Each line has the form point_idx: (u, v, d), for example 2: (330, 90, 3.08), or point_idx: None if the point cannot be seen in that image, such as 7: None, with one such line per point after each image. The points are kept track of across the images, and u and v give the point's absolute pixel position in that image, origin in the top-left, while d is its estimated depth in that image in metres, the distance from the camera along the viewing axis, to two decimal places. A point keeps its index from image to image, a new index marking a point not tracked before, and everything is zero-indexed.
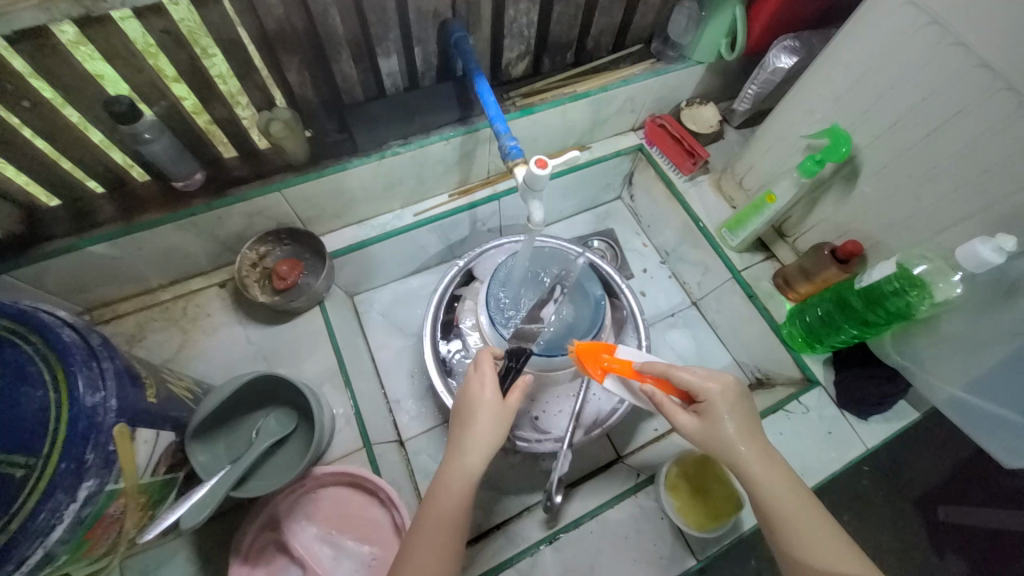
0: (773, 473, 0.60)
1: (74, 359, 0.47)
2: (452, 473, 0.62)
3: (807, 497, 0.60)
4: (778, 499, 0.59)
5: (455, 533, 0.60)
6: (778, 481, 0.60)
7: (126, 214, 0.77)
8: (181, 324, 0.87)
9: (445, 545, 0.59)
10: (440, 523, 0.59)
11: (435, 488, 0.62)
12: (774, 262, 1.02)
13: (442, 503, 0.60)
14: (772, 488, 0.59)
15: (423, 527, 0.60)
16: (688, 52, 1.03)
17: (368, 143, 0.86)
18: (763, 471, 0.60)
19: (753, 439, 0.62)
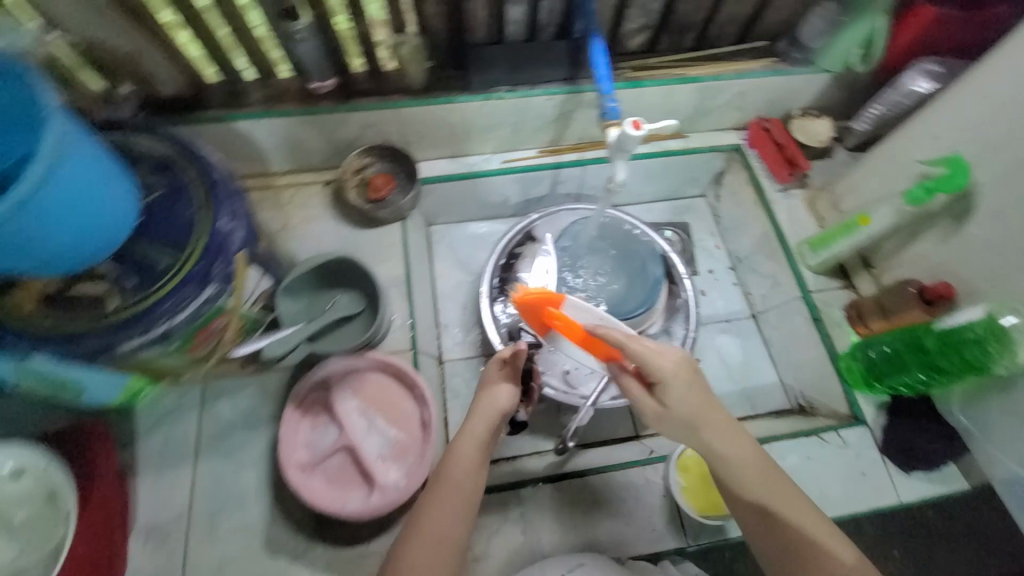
0: (725, 431, 0.62)
1: (219, 190, 0.59)
2: (472, 441, 0.66)
3: (755, 445, 0.63)
4: (730, 455, 0.62)
5: (472, 493, 0.63)
6: (727, 440, 0.62)
7: (268, 102, 0.89)
8: (285, 209, 1.00)
9: (461, 502, 0.62)
10: (459, 485, 0.62)
11: (450, 458, 0.65)
12: (851, 292, 0.98)
13: (458, 469, 0.64)
14: (727, 444, 0.62)
15: (442, 487, 0.62)
16: (815, 57, 0.99)
17: (479, 83, 0.92)
18: (717, 431, 0.62)
19: (698, 392, 0.63)
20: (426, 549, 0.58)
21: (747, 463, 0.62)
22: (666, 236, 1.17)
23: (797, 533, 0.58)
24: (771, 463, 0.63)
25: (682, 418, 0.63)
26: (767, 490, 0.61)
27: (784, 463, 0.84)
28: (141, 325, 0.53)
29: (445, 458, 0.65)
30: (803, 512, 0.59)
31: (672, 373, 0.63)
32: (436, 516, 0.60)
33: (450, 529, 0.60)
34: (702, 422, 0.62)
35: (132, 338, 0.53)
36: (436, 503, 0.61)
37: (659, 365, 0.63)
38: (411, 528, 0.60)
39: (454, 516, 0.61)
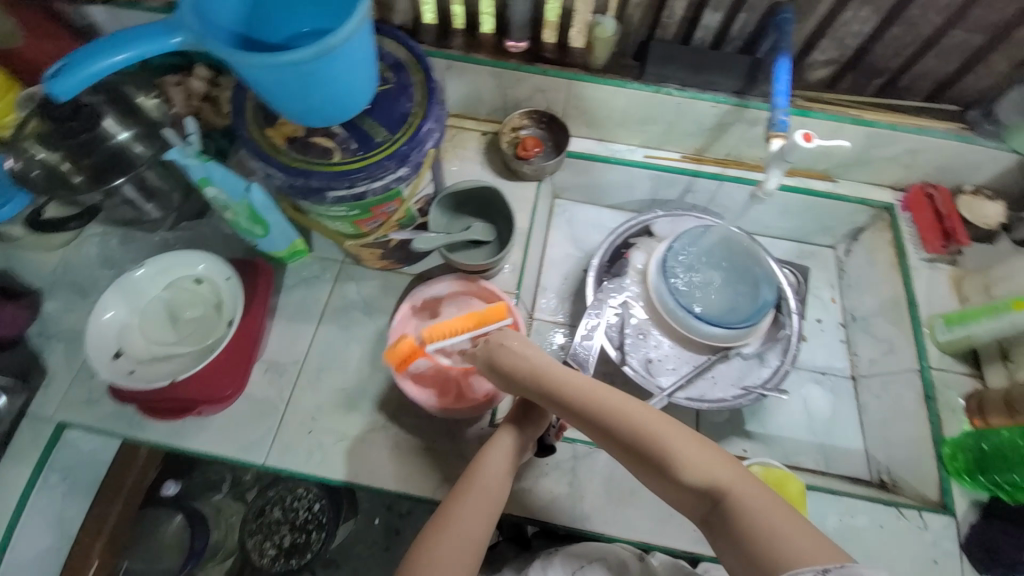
0: (651, 432, 0.61)
1: (434, 97, 0.70)
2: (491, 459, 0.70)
3: (687, 442, 0.61)
4: (657, 454, 0.60)
5: (489, 502, 0.67)
6: (652, 434, 0.61)
7: (467, 49, 1.02)
8: (444, 145, 1.13)
9: (472, 510, 0.66)
10: (481, 492, 0.68)
11: (476, 469, 0.70)
12: (977, 381, 0.92)
13: (481, 482, 0.69)
14: (650, 441, 0.60)
15: (462, 494, 0.68)
16: (1006, 136, 0.95)
17: (652, 76, 0.99)
18: (638, 432, 0.61)
19: (610, 393, 0.64)
20: (444, 539, 0.64)
21: (678, 459, 0.59)
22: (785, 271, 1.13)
23: (745, 525, 0.55)
24: (712, 457, 0.60)
25: (603, 425, 0.62)
26: (705, 483, 0.58)
27: (851, 519, 0.81)
28: (347, 179, 0.65)
29: (463, 475, 0.70)
30: (755, 510, 0.56)
31: (513, 347, 0.70)
32: (461, 518, 0.65)
33: (467, 528, 0.65)
34: (622, 427, 0.61)
35: (338, 187, 0.66)
36: (460, 509, 0.66)
37: (517, 351, 0.69)
38: (439, 518, 0.66)
39: (472, 521, 0.65)
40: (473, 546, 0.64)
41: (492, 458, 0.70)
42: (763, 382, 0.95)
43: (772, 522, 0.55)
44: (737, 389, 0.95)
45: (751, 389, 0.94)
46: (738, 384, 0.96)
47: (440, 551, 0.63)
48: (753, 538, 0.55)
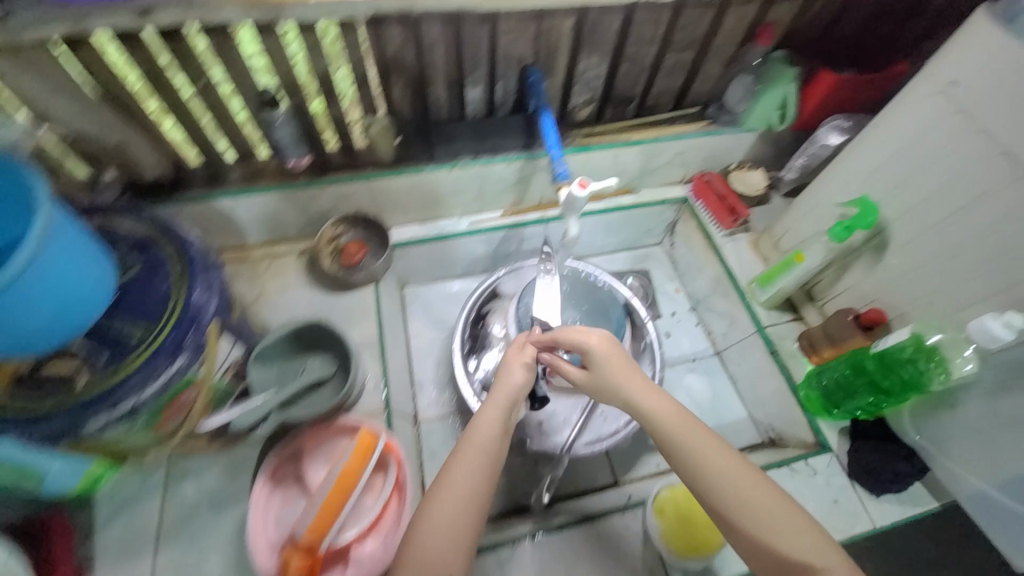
0: (732, 470, 0.60)
1: (196, 266, 0.62)
2: (493, 412, 0.69)
3: (768, 485, 0.60)
4: (731, 488, 0.59)
5: (496, 457, 0.66)
6: (726, 468, 0.60)
7: (246, 180, 0.95)
8: (261, 279, 1.04)
9: (484, 474, 0.64)
10: (483, 445, 0.66)
11: (501, 382, 0.73)
12: (800, 323, 1.04)
13: (483, 432, 0.67)
14: (726, 479, 0.60)
15: (467, 439, 0.67)
16: (742, 118, 1.11)
17: (443, 155, 1.01)
18: (719, 464, 0.61)
19: (690, 423, 0.64)
20: (446, 492, 0.62)
21: (750, 499, 0.59)
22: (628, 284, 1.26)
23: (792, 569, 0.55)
24: (792, 510, 0.58)
25: (674, 445, 0.63)
26: (781, 531, 0.57)
27: None
28: (111, 400, 0.55)
29: (489, 412, 0.69)
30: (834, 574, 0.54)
31: (610, 355, 0.72)
32: (479, 435, 0.66)
33: (463, 516, 0.61)
34: (698, 454, 0.62)
35: (101, 413, 0.55)
36: (458, 460, 0.65)
37: (599, 362, 0.71)
38: (439, 481, 0.64)
39: (476, 477, 0.63)
40: (462, 543, 0.60)
41: (502, 401, 0.71)
42: (646, 399, 0.97)
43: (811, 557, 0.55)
44: (628, 413, 0.93)
45: (639, 406, 0.95)
46: None
47: (421, 547, 0.60)
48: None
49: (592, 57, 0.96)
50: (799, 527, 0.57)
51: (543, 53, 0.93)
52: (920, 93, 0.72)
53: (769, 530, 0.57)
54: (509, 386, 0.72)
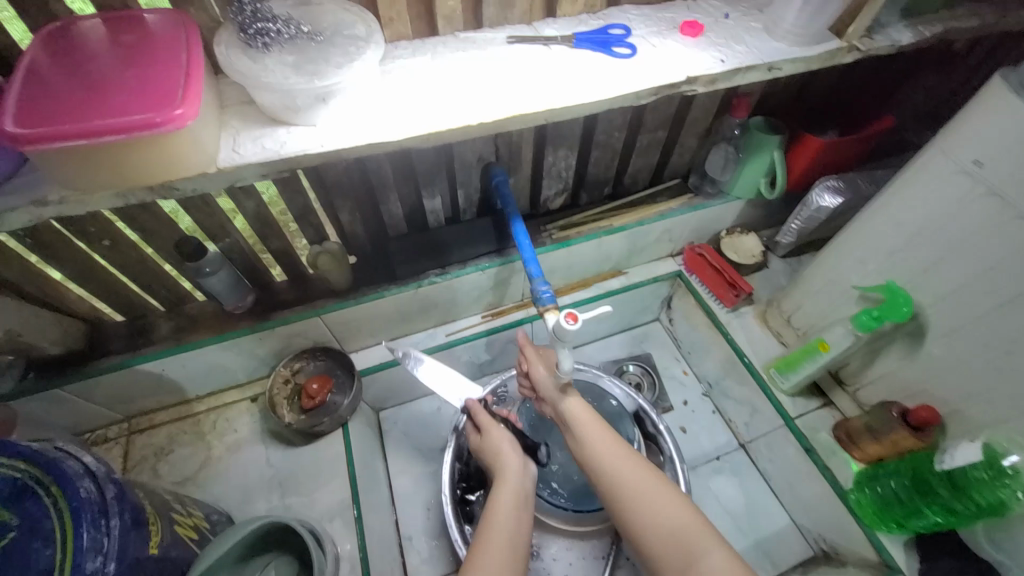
0: (635, 471, 0.65)
1: (83, 518, 0.47)
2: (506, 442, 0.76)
3: (667, 486, 0.64)
4: (632, 487, 0.64)
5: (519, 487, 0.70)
6: (630, 469, 0.65)
7: (177, 333, 0.81)
8: (207, 440, 0.89)
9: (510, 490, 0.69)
10: (505, 481, 0.70)
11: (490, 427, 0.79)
12: (832, 410, 0.92)
13: (508, 490, 0.69)
14: (645, 489, 0.64)
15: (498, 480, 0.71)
16: (727, 187, 1.02)
17: (406, 273, 0.89)
18: (619, 462, 0.67)
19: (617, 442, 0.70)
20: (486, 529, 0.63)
21: (650, 495, 0.63)
22: (629, 374, 1.14)
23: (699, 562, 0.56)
24: (686, 509, 0.61)
25: (586, 447, 0.70)
26: (672, 525, 0.60)
27: None
28: None
29: (505, 442, 0.76)
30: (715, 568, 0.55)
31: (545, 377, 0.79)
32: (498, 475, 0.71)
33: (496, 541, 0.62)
34: (604, 453, 0.68)
35: None
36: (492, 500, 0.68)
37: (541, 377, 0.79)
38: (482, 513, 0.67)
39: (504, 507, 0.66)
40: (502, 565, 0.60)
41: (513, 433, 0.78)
42: None
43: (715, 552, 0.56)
44: None
45: None
46: None
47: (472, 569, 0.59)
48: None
49: (560, 151, 0.87)
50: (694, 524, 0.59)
51: (505, 153, 0.84)
52: (938, 171, 0.65)
53: (658, 525, 0.60)
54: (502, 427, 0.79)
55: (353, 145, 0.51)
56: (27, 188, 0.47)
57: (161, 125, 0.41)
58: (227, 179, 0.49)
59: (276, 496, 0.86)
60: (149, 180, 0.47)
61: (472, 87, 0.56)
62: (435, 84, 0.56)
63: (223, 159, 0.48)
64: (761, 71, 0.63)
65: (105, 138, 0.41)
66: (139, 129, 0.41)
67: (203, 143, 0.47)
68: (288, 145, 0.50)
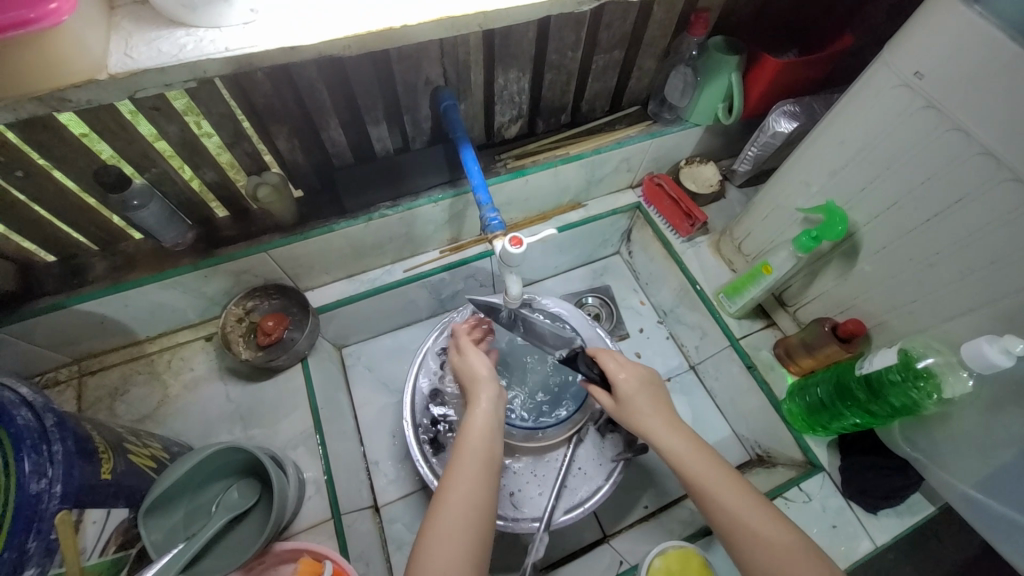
0: (751, 502, 0.61)
1: (24, 444, 0.48)
2: (485, 406, 0.72)
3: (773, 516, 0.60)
4: (719, 491, 0.62)
5: (493, 461, 0.67)
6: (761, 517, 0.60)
7: (115, 272, 0.78)
8: (163, 378, 0.89)
9: (485, 469, 0.65)
10: (477, 452, 0.66)
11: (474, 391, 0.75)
12: (775, 330, 0.98)
13: (474, 439, 0.68)
14: (743, 510, 0.61)
15: (463, 451, 0.67)
16: (685, 114, 1.01)
17: (355, 206, 0.86)
18: (713, 476, 0.64)
19: (712, 460, 0.65)
20: (452, 514, 0.61)
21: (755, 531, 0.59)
22: (588, 306, 1.17)
23: None
24: (796, 543, 0.58)
25: (686, 469, 0.65)
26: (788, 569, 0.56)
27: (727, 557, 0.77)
28: None
29: (480, 406, 0.72)
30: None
31: (636, 391, 0.73)
32: (471, 443, 0.67)
33: (467, 528, 0.60)
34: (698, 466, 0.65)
35: None
36: (458, 476, 0.63)
37: (632, 391, 0.73)
38: (441, 492, 0.63)
39: (478, 487, 0.63)
40: (468, 555, 0.59)
41: (495, 396, 0.74)
42: (625, 445, 0.87)
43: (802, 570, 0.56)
44: (605, 465, 0.86)
45: (620, 455, 0.87)
46: (606, 457, 0.87)
47: (432, 555, 0.58)
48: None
49: (511, 72, 0.83)
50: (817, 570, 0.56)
51: (453, 75, 0.79)
52: (882, 87, 0.65)
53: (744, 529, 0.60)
54: (483, 392, 0.74)
55: (266, 51, 0.47)
56: None
57: (37, 23, 0.37)
58: (124, 88, 0.46)
59: (239, 429, 0.88)
60: (37, 89, 0.43)
61: None
62: None
63: (115, 65, 0.45)
64: None
65: None
66: (11, 28, 0.37)
67: (89, 44, 0.43)
68: (188, 49, 0.46)
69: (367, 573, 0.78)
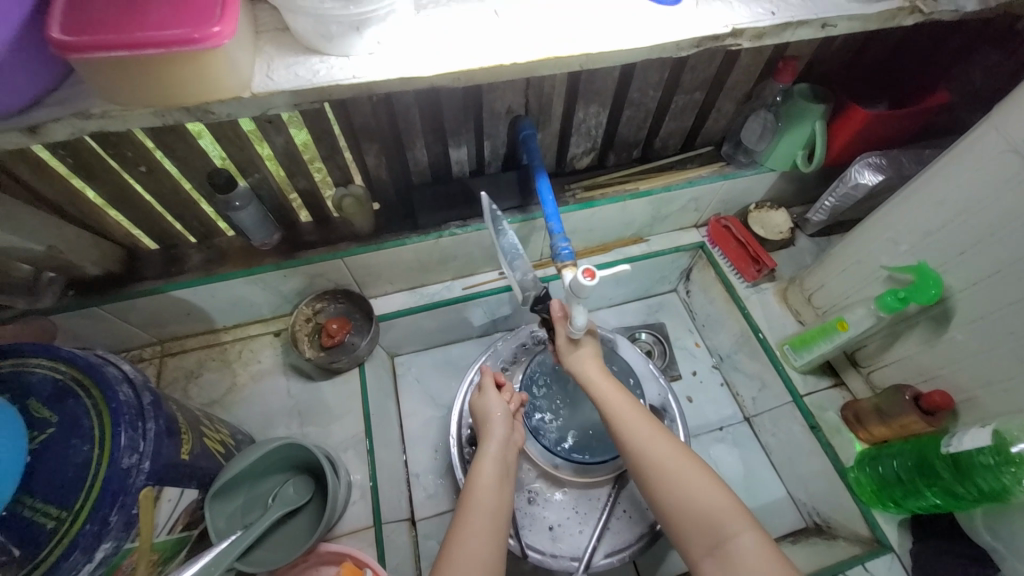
0: (667, 448, 0.65)
1: (122, 419, 0.52)
2: (497, 444, 0.71)
3: (684, 456, 0.64)
4: (645, 446, 0.65)
5: (505, 503, 0.65)
6: (683, 466, 0.63)
7: (207, 264, 0.84)
8: (233, 367, 0.94)
9: (496, 512, 0.64)
10: (489, 492, 0.65)
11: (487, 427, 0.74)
12: (843, 390, 0.92)
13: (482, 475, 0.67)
14: (668, 460, 0.64)
15: (473, 483, 0.66)
16: (761, 158, 0.99)
17: (427, 222, 0.90)
18: (642, 433, 0.67)
19: (639, 418, 0.69)
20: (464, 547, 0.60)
21: (674, 473, 0.63)
22: (640, 341, 1.15)
23: (713, 528, 0.58)
24: (721, 490, 0.61)
25: (618, 426, 0.69)
26: (702, 505, 0.59)
27: None
28: None
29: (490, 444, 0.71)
30: (748, 551, 0.55)
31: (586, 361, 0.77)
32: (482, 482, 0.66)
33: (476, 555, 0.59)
34: (629, 424, 0.68)
35: None
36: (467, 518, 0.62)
37: (579, 359, 0.77)
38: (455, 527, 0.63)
39: (489, 526, 0.62)
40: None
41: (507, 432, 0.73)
42: None
43: (727, 519, 0.58)
44: (651, 511, 0.83)
45: None
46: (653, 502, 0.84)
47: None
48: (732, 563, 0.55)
49: (592, 107, 0.84)
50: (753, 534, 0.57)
51: (536, 106, 0.82)
52: (990, 149, 0.61)
53: (668, 478, 0.62)
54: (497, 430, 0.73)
55: (385, 79, 0.51)
56: (73, 101, 0.49)
57: (198, 42, 0.42)
58: (260, 104, 0.51)
59: (295, 425, 0.91)
60: (185, 100, 0.49)
61: (506, 28, 0.55)
62: (469, 26, 0.55)
63: (257, 85, 0.50)
64: (813, 28, 0.61)
65: (146, 51, 0.42)
66: (178, 44, 0.42)
67: (238, 65, 0.49)
68: (321, 74, 0.51)
69: None
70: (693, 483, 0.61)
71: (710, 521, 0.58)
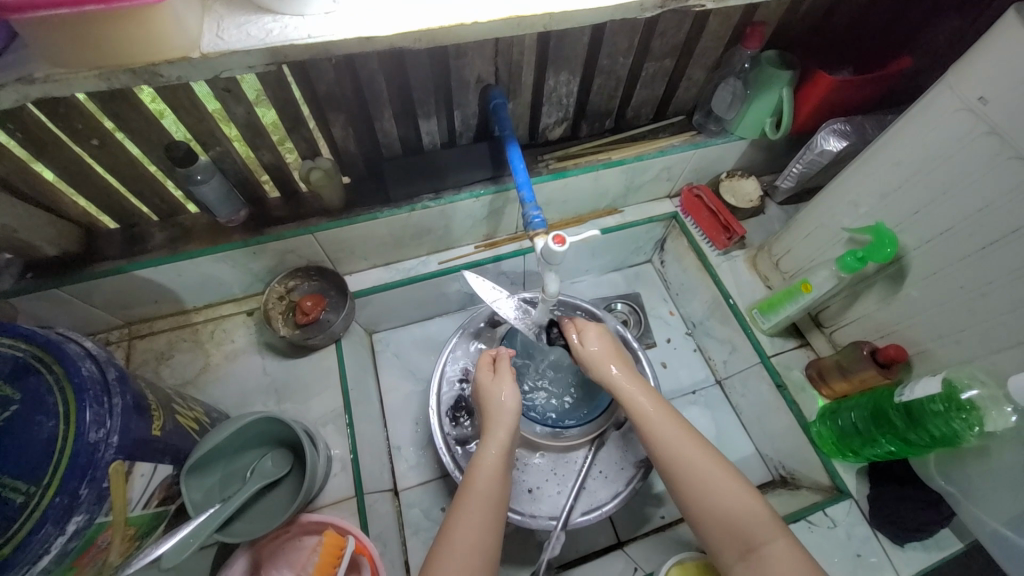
0: (694, 448, 0.66)
1: (87, 395, 0.51)
2: (497, 446, 0.69)
3: (718, 460, 0.66)
4: (673, 447, 0.67)
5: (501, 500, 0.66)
6: (712, 469, 0.64)
7: (172, 243, 0.82)
8: (206, 347, 0.93)
9: (494, 512, 0.64)
10: (486, 492, 0.65)
11: (490, 422, 0.72)
12: (808, 351, 0.96)
13: (485, 476, 0.66)
14: (698, 464, 0.65)
15: (469, 495, 0.65)
16: (731, 127, 1.00)
17: (399, 195, 0.89)
18: (672, 436, 0.68)
19: (671, 419, 0.70)
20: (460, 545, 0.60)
21: (701, 474, 0.64)
22: (617, 311, 1.16)
23: (738, 530, 0.60)
24: (749, 494, 0.63)
25: (647, 424, 0.70)
26: (735, 512, 0.61)
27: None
28: None
29: (492, 447, 0.69)
30: (774, 554, 0.57)
31: (604, 352, 0.79)
32: (481, 483, 0.66)
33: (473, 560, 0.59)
34: (659, 425, 0.70)
35: None
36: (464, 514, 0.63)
37: (592, 356, 0.79)
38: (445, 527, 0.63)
39: (484, 528, 0.62)
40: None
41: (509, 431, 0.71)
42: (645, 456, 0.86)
43: (749, 522, 0.60)
44: (626, 471, 0.86)
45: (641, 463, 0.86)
46: (627, 463, 0.87)
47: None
48: (762, 566, 0.57)
49: (562, 74, 0.84)
50: (776, 535, 0.59)
51: (505, 74, 0.81)
52: (943, 108, 0.63)
53: (697, 479, 0.64)
54: (499, 427, 0.71)
55: (343, 39, 0.50)
56: (13, 65, 0.46)
57: None
58: (212, 67, 0.49)
59: (273, 402, 0.91)
60: (133, 60, 0.47)
61: None
62: None
63: (207, 45, 0.48)
64: None
65: (86, 8, 0.40)
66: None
67: (185, 23, 0.46)
68: (274, 34, 0.49)
69: (383, 554, 0.80)
70: (720, 487, 0.63)
71: (732, 522, 0.61)
